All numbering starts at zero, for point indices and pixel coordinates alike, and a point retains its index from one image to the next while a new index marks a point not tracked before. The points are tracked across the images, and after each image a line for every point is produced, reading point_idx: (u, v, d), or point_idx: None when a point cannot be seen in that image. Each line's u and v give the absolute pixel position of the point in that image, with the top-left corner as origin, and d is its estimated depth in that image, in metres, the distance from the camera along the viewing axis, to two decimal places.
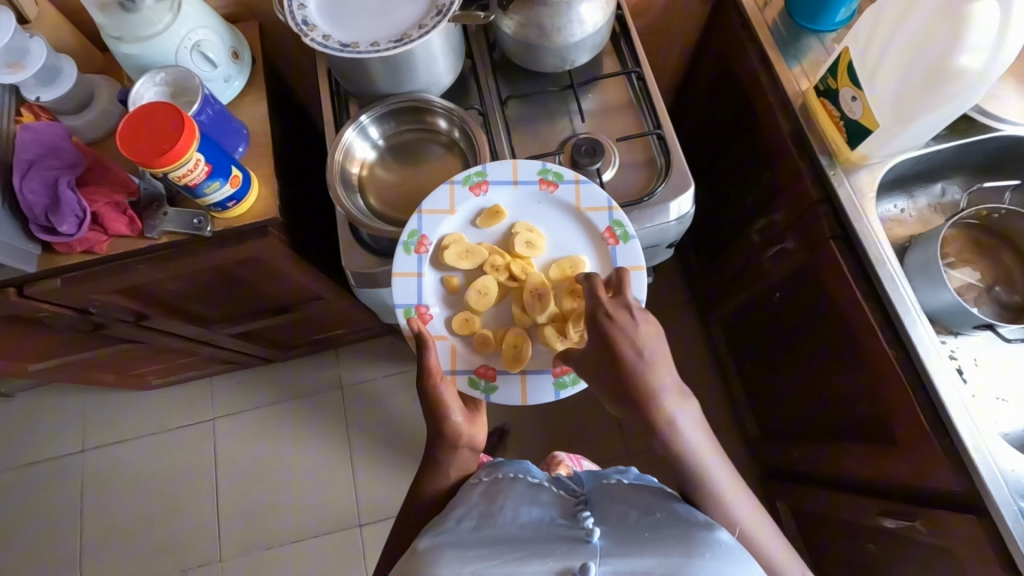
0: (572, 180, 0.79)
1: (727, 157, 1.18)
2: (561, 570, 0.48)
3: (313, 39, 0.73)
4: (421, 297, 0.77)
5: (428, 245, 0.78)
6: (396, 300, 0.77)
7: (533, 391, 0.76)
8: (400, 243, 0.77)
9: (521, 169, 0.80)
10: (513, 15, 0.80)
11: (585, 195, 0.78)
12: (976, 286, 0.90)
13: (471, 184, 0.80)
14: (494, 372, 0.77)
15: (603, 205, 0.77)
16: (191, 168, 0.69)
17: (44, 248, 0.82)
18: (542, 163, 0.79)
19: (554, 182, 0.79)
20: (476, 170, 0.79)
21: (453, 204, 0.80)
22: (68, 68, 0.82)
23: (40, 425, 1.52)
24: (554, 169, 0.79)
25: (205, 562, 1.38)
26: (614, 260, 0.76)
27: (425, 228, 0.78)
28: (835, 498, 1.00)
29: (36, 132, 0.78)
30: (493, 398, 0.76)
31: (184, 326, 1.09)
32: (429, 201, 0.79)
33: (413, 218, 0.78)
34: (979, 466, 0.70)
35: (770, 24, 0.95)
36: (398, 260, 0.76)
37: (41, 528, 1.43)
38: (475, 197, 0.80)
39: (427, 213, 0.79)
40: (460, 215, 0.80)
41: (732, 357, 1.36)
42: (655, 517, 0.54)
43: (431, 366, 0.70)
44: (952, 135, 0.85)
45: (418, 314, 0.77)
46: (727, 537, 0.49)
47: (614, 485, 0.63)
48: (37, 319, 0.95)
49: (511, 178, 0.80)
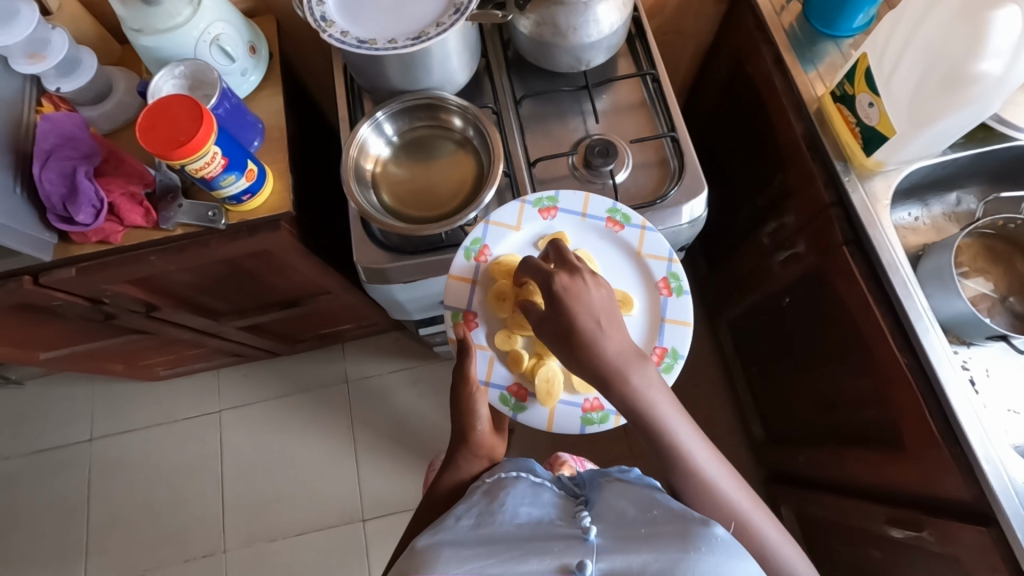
0: (639, 225, 0.78)
1: (739, 160, 1.17)
2: (558, 567, 0.48)
3: (330, 35, 0.74)
4: (470, 304, 0.79)
5: (487, 256, 0.80)
6: (447, 300, 0.79)
7: (560, 419, 0.77)
8: (462, 247, 0.80)
9: (592, 203, 0.80)
10: (530, 14, 0.80)
11: (648, 242, 0.78)
12: (990, 296, 0.89)
13: (540, 207, 0.81)
14: (525, 394, 0.77)
15: (664, 255, 0.78)
16: (208, 161, 0.70)
17: (60, 237, 0.83)
18: (614, 202, 0.80)
19: (620, 223, 0.79)
20: (548, 195, 0.81)
21: (520, 222, 0.81)
22: (88, 59, 0.83)
23: (49, 413, 1.54)
24: (624, 211, 0.79)
25: (209, 553, 1.39)
26: (664, 311, 0.77)
27: (488, 239, 0.80)
28: (841, 506, 1.00)
29: (55, 122, 0.79)
30: (520, 417, 0.76)
31: (194, 318, 1.10)
32: (498, 213, 0.81)
33: (479, 226, 0.81)
34: (989, 478, 0.69)
35: (786, 28, 0.95)
36: (457, 262, 0.79)
37: (48, 516, 1.44)
38: (542, 220, 0.81)
39: (494, 224, 0.81)
40: (523, 235, 0.81)
41: (739, 362, 1.35)
42: (654, 514, 0.53)
43: (470, 371, 0.70)
44: (969, 143, 0.84)
45: (464, 320, 0.79)
46: (724, 533, 0.49)
47: (612, 483, 0.62)
48: (51, 308, 0.96)
49: (581, 210, 0.81)
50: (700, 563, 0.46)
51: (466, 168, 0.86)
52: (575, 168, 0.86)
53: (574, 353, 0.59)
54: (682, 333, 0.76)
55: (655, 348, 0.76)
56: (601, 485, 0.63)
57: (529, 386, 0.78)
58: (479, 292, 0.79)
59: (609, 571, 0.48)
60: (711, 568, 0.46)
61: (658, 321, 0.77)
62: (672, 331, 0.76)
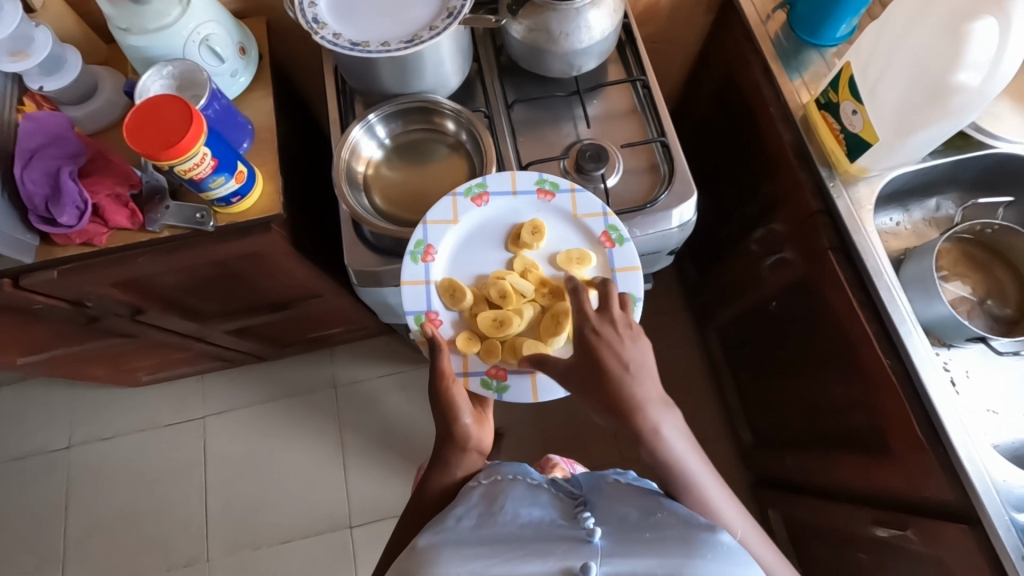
0: (569, 189, 0.80)
1: (728, 163, 1.18)
2: (562, 569, 0.48)
3: (323, 37, 0.73)
4: (429, 303, 0.77)
5: (435, 253, 0.78)
6: (406, 306, 0.77)
7: (543, 388, 0.76)
8: (407, 252, 0.77)
9: (520, 180, 0.81)
10: (523, 19, 0.81)
11: (581, 204, 0.80)
12: (969, 300, 0.91)
13: (472, 196, 0.80)
14: (505, 372, 0.76)
15: (597, 211, 0.79)
16: (197, 162, 0.69)
17: (43, 238, 0.81)
18: (540, 175, 0.81)
19: (552, 191, 0.80)
20: (476, 182, 0.80)
21: (456, 215, 0.80)
22: (74, 58, 0.81)
23: (25, 420, 1.49)
24: (551, 179, 0.80)
25: (194, 561, 1.36)
26: (611, 262, 0.77)
27: (430, 238, 0.78)
28: (827, 506, 1.01)
29: (38, 121, 0.78)
30: (505, 397, 0.75)
31: (180, 322, 1.08)
32: (434, 211, 0.79)
33: (418, 229, 0.78)
34: (970, 475, 0.71)
35: (772, 37, 0.97)
36: (406, 268, 0.77)
37: (24, 526, 1.40)
38: (477, 207, 0.80)
39: (432, 224, 0.79)
40: (462, 224, 0.80)
41: (727, 364, 1.37)
42: (658, 518, 0.54)
43: (442, 367, 0.69)
44: (948, 151, 0.87)
45: (429, 320, 0.77)
46: (730, 539, 0.49)
47: (611, 484, 0.63)
48: (32, 311, 0.93)
49: (511, 189, 0.80)
50: (704, 568, 0.46)
51: (459, 172, 0.86)
52: (567, 172, 0.87)
53: (603, 394, 0.61)
54: (635, 278, 0.75)
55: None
56: (602, 487, 0.63)
57: (508, 364, 0.77)
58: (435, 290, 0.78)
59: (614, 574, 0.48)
60: (716, 574, 0.46)
61: (609, 272, 0.77)
62: (624, 278, 0.76)
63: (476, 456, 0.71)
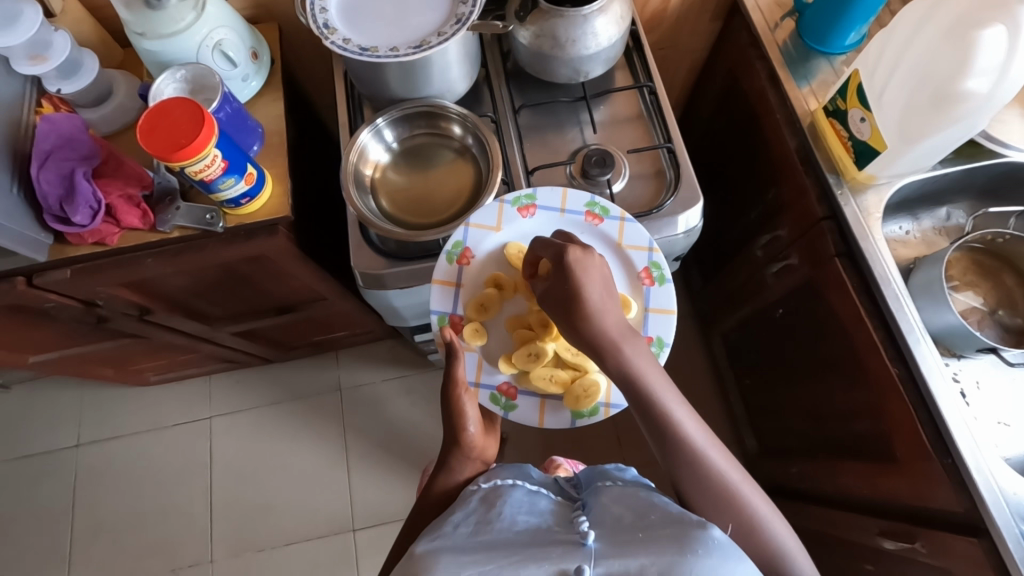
0: (618, 217, 0.79)
1: (734, 170, 1.18)
2: (557, 571, 0.49)
3: (333, 42, 0.74)
4: (456, 306, 0.79)
5: (471, 258, 0.80)
6: (432, 305, 0.78)
7: (552, 417, 0.76)
8: (444, 251, 0.79)
9: (570, 199, 0.80)
10: (530, 26, 0.82)
11: (627, 233, 0.78)
12: (979, 310, 0.90)
13: (519, 206, 0.80)
14: (516, 392, 0.77)
15: (644, 245, 0.78)
16: (208, 163, 0.70)
17: (56, 238, 0.82)
18: (591, 197, 0.80)
19: (600, 216, 0.79)
20: (527, 193, 0.80)
21: (500, 222, 0.80)
22: (90, 62, 0.83)
23: (35, 418, 1.51)
24: (602, 204, 0.79)
25: (196, 563, 1.36)
26: (646, 300, 0.77)
27: (469, 241, 0.80)
28: (833, 518, 1.00)
29: (55, 123, 0.79)
30: (511, 416, 0.76)
31: (188, 322, 1.09)
32: (477, 215, 0.80)
33: (459, 229, 0.80)
34: (980, 488, 0.70)
35: (780, 44, 0.97)
36: (439, 266, 0.79)
37: (31, 524, 1.41)
38: (523, 219, 0.80)
39: (474, 226, 0.80)
40: (505, 234, 0.81)
41: (733, 373, 1.36)
42: (652, 519, 0.53)
43: (457, 375, 0.70)
44: (958, 159, 0.86)
45: (451, 323, 0.78)
46: (722, 535, 0.48)
47: (608, 485, 0.62)
48: (43, 310, 0.95)
49: (560, 206, 0.80)
50: (698, 566, 0.45)
51: (465, 176, 0.87)
52: (572, 177, 0.87)
53: (573, 323, 0.61)
54: (666, 322, 0.76)
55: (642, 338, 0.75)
56: (598, 488, 0.63)
57: (519, 382, 0.78)
58: (463, 296, 0.79)
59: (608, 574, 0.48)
60: (710, 570, 0.45)
61: (642, 311, 0.77)
62: (656, 320, 0.76)
63: (478, 459, 0.72)
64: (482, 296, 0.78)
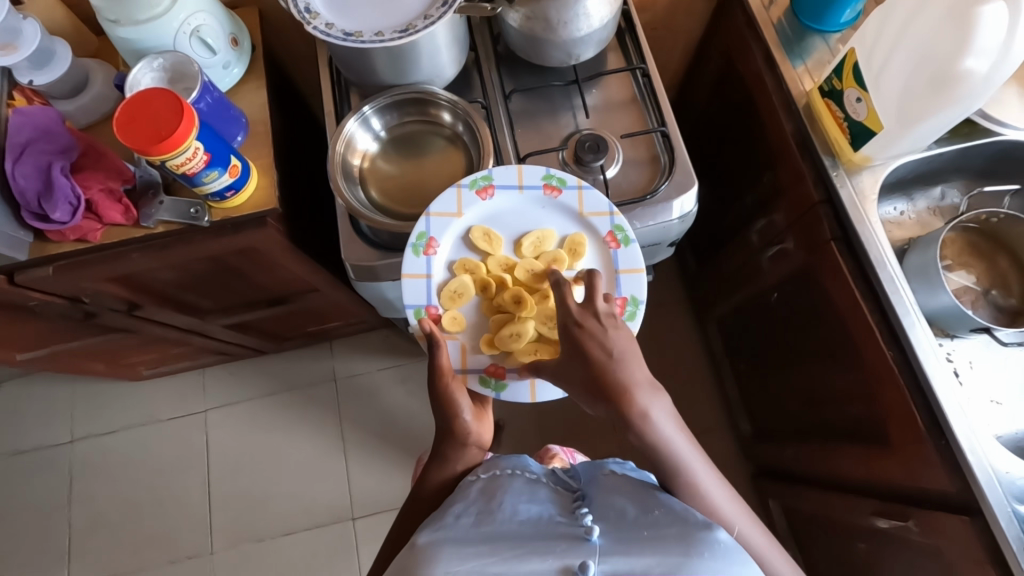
0: (576, 185, 0.78)
1: (729, 151, 1.16)
2: (561, 568, 0.48)
3: (316, 27, 0.72)
4: (430, 297, 0.77)
5: (437, 246, 0.78)
6: (406, 301, 0.77)
7: (544, 389, 0.75)
8: (409, 245, 0.76)
9: (526, 174, 0.79)
10: (520, 7, 0.79)
11: (587, 201, 0.78)
12: (973, 290, 0.90)
13: (478, 188, 0.79)
14: (504, 371, 0.76)
15: (604, 210, 0.78)
16: (190, 156, 0.68)
17: (36, 234, 0.80)
18: (546, 169, 0.79)
19: (558, 188, 0.79)
20: (482, 174, 0.78)
21: (460, 207, 0.79)
22: (63, 50, 0.80)
23: (27, 415, 1.50)
24: (558, 174, 0.79)
25: (196, 554, 1.37)
26: (615, 264, 0.77)
27: (432, 231, 0.77)
28: (828, 497, 1.01)
29: (29, 116, 0.77)
30: (502, 396, 0.75)
31: (177, 316, 1.08)
32: (436, 203, 0.78)
33: (420, 221, 0.78)
34: (974, 468, 0.71)
35: (775, 23, 0.95)
36: (407, 261, 0.76)
37: (27, 520, 1.41)
38: (483, 202, 0.79)
39: (435, 215, 0.78)
40: (467, 218, 0.79)
41: (727, 355, 1.36)
42: (655, 515, 0.53)
43: (442, 364, 0.69)
44: (954, 139, 0.85)
45: (428, 315, 0.76)
46: (726, 537, 0.49)
47: (609, 475, 0.62)
48: (27, 307, 0.93)
49: (516, 182, 0.79)
50: (701, 567, 0.46)
51: (456, 164, 0.85)
52: (566, 163, 0.85)
53: (593, 395, 0.61)
54: (638, 280, 0.76)
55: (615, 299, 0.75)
56: (598, 479, 0.63)
57: (506, 362, 0.76)
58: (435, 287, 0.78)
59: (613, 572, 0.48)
60: (713, 573, 0.46)
61: (613, 273, 0.77)
62: (628, 281, 0.76)
63: (476, 451, 0.71)
64: (454, 284, 0.77)
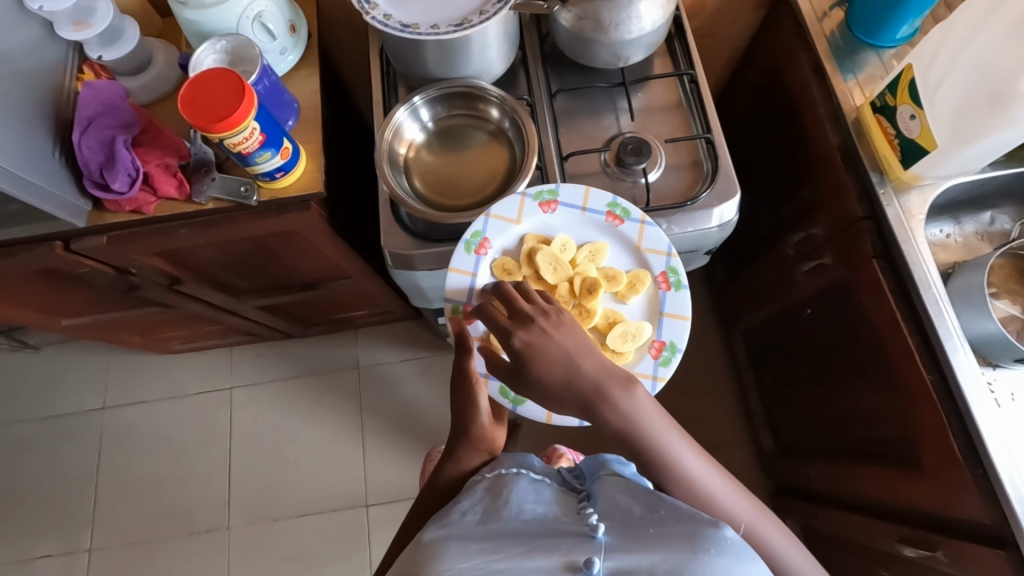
0: (638, 219, 0.78)
1: (769, 163, 1.15)
2: (565, 566, 0.49)
3: (374, 18, 0.74)
4: (471, 296, 0.77)
5: (488, 248, 0.78)
6: (447, 293, 0.77)
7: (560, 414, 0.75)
8: (462, 239, 0.78)
9: (592, 197, 0.79)
10: (572, 8, 0.80)
11: (647, 237, 0.78)
12: (1020, 319, 0.87)
13: (541, 200, 0.79)
14: None
15: (663, 249, 0.78)
16: (247, 136, 0.70)
17: (94, 204, 0.83)
18: (613, 197, 0.79)
19: (620, 217, 0.79)
20: (549, 188, 0.79)
21: (520, 215, 0.80)
22: (132, 30, 0.83)
23: (63, 380, 1.56)
24: (624, 205, 0.79)
25: (213, 528, 1.40)
26: (662, 305, 0.78)
27: (488, 231, 0.78)
28: (851, 522, 0.99)
29: (95, 90, 0.80)
30: (519, 410, 0.75)
31: (214, 293, 1.11)
32: (499, 205, 0.79)
33: (479, 219, 0.79)
34: (1012, 501, 0.68)
35: (828, 35, 0.93)
36: (458, 255, 0.77)
37: (56, 481, 1.46)
38: (543, 214, 0.80)
39: (494, 217, 0.79)
40: (524, 227, 0.80)
41: (753, 370, 1.34)
42: (661, 514, 0.52)
43: (468, 368, 0.71)
44: (1009, 162, 0.83)
45: (464, 312, 0.77)
46: (734, 535, 0.48)
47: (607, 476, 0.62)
48: (77, 275, 0.97)
49: (581, 204, 0.80)
50: (711, 566, 0.45)
51: (499, 159, 0.86)
52: (607, 165, 0.86)
53: (550, 399, 0.62)
54: (679, 326, 0.76)
55: (654, 342, 0.76)
56: (599, 478, 0.63)
57: None
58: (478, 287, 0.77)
59: (617, 570, 0.48)
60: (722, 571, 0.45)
61: (657, 314, 0.78)
62: (669, 325, 0.77)
63: (486, 456, 0.72)
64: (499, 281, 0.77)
